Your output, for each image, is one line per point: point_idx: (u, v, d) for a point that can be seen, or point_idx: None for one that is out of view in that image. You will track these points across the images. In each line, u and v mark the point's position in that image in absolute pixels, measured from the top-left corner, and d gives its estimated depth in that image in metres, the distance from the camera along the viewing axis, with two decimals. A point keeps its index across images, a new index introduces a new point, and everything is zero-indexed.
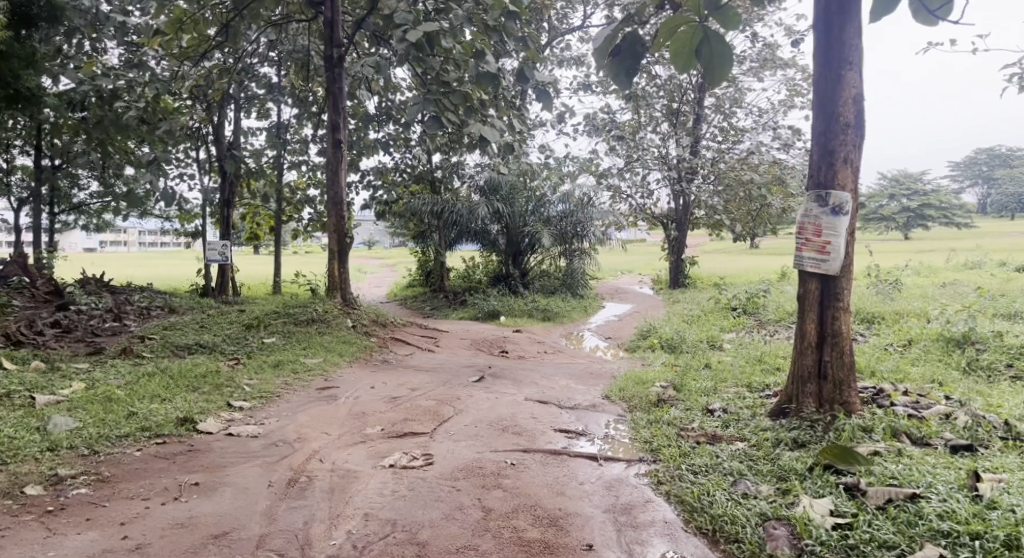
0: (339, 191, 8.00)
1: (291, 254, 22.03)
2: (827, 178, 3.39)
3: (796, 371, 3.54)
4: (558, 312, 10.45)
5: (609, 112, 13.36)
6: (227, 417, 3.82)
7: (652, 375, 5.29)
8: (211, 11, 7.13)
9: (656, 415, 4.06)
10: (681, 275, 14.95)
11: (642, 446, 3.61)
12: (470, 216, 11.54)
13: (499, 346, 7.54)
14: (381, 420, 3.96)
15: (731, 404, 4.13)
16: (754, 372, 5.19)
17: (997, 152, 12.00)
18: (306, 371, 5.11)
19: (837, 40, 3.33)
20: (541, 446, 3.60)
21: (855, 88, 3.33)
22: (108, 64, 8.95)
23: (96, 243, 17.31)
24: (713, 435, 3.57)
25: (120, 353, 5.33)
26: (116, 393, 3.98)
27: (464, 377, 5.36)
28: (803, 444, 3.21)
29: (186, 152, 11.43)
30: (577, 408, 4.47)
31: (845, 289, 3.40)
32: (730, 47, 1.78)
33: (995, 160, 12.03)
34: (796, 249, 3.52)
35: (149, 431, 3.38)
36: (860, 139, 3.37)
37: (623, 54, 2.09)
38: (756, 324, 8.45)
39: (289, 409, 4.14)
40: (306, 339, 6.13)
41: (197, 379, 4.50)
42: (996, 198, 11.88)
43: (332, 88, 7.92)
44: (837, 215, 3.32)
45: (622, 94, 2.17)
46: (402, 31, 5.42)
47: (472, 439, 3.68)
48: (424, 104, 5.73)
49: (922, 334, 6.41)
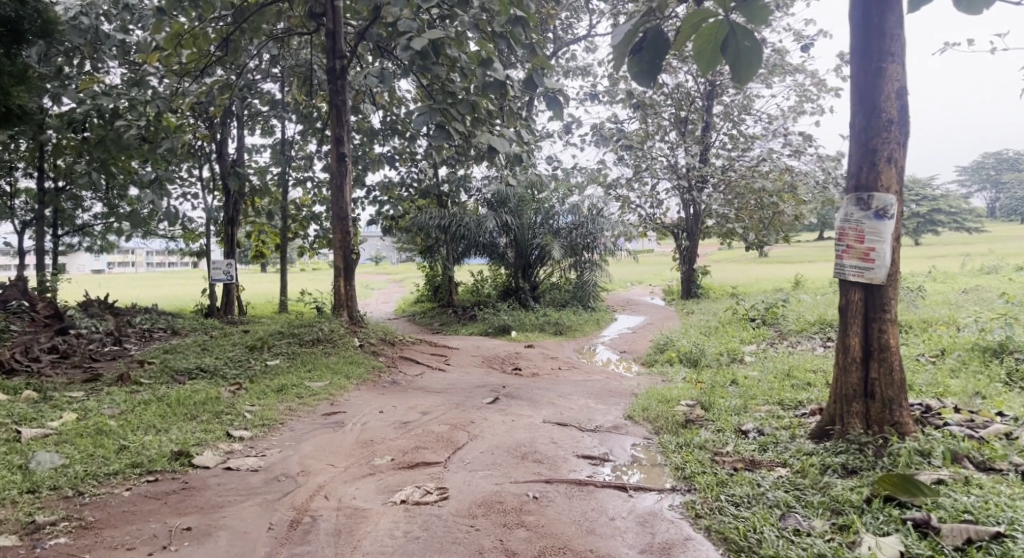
0: (343, 206, 7.77)
1: (299, 271, 21.98)
2: (869, 178, 3.12)
3: (840, 388, 3.25)
4: (570, 326, 10.19)
5: (616, 122, 13.14)
6: (226, 448, 3.57)
7: (675, 393, 4.99)
8: (211, 25, 7.00)
9: (686, 437, 3.78)
10: (693, 285, 14.63)
11: (674, 473, 3.32)
12: (478, 230, 11.33)
13: (512, 363, 7.26)
14: (390, 448, 3.69)
15: (765, 425, 3.85)
16: (784, 388, 4.88)
17: (1004, 157, 11.73)
18: (310, 395, 4.86)
19: (877, 29, 3.08)
20: (565, 475, 3.32)
21: (899, 81, 3.07)
22: (109, 83, 8.85)
23: (103, 264, 17.27)
24: (750, 460, 3.28)
25: (117, 381, 5.11)
26: (108, 425, 3.75)
27: (477, 398, 5.09)
28: (854, 471, 2.93)
29: (189, 171, 11.30)
30: (598, 431, 4.19)
31: (892, 299, 3.11)
32: (759, 43, 1.95)
33: (1003, 164, 11.80)
34: (836, 257, 3.23)
35: (139, 467, 3.13)
36: (906, 136, 3.10)
37: (645, 51, 2.08)
38: (778, 335, 8.16)
39: (293, 438, 3.88)
40: (312, 361, 5.89)
41: (195, 407, 4.26)
42: (1005, 201, 11.40)
43: (334, 101, 7.70)
44: (881, 219, 3.05)
45: (640, 87, 2.19)
46: (405, 40, 5.30)
47: (489, 468, 3.40)
48: (430, 115, 5.53)
49: (957, 343, 6.08)
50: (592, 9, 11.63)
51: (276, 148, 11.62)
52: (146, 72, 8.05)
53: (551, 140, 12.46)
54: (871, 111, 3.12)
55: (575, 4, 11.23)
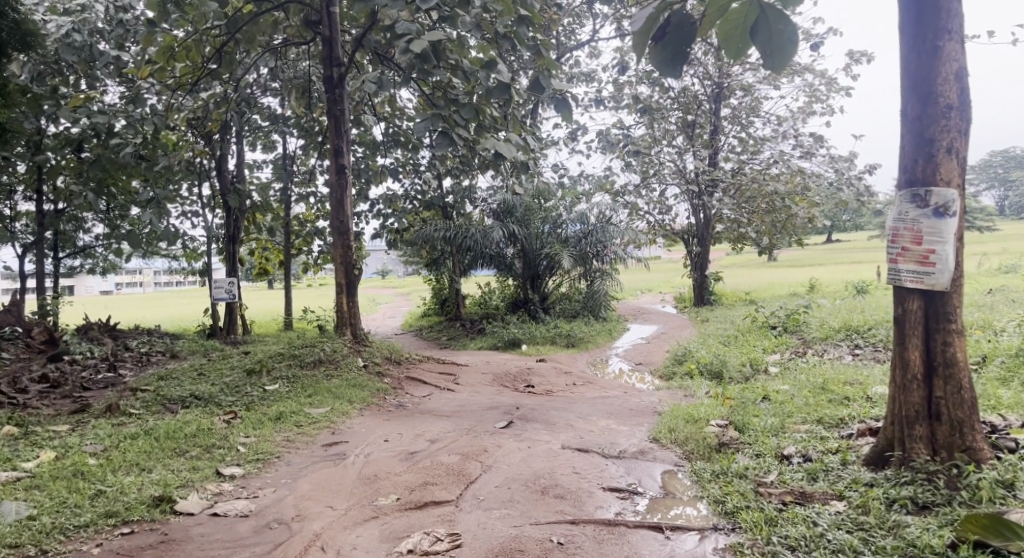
0: (344, 220, 7.43)
1: (305, 288, 21.72)
2: (925, 172, 2.77)
3: (900, 409, 2.86)
4: (582, 337, 9.81)
5: (623, 128, 12.81)
6: (214, 490, 3.30)
7: (702, 411, 4.61)
8: (204, 36, 6.76)
9: (722, 464, 3.41)
10: (706, 291, 14.23)
11: (713, 508, 2.95)
12: (484, 241, 10.94)
13: (524, 380, 6.89)
14: (397, 484, 3.36)
15: (809, 448, 3.48)
16: (821, 405, 4.49)
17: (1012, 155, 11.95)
18: (310, 423, 4.55)
19: (931, 4, 2.72)
20: (592, 514, 2.96)
21: (957, 60, 2.71)
22: (105, 102, 8.63)
23: (110, 285, 17.08)
24: (800, 492, 2.90)
25: (105, 412, 4.83)
26: (87, 466, 3.54)
27: (488, 422, 4.73)
28: (926, 507, 2.56)
29: (189, 189, 11.07)
30: (623, 457, 3.83)
31: (957, 308, 2.75)
32: (795, 24, 1.63)
33: (1011, 162, 11.97)
34: (890, 261, 2.88)
35: (114, 517, 2.90)
36: (967, 123, 2.74)
37: (671, 36, 1.75)
38: (802, 344, 7.79)
39: (289, 475, 3.57)
40: (312, 384, 5.57)
41: (185, 441, 4.03)
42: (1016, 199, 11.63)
43: (333, 111, 7.40)
44: (942, 218, 2.70)
45: (666, 79, 1.84)
46: (404, 42, 4.96)
47: (506, 507, 3.06)
48: (432, 120, 5.21)
49: (999, 348, 5.69)
50: (596, 13, 11.42)
51: (278, 164, 11.42)
52: (141, 88, 7.77)
53: (556, 147, 12.23)
54: (927, 96, 2.76)
55: (577, 9, 11.00)
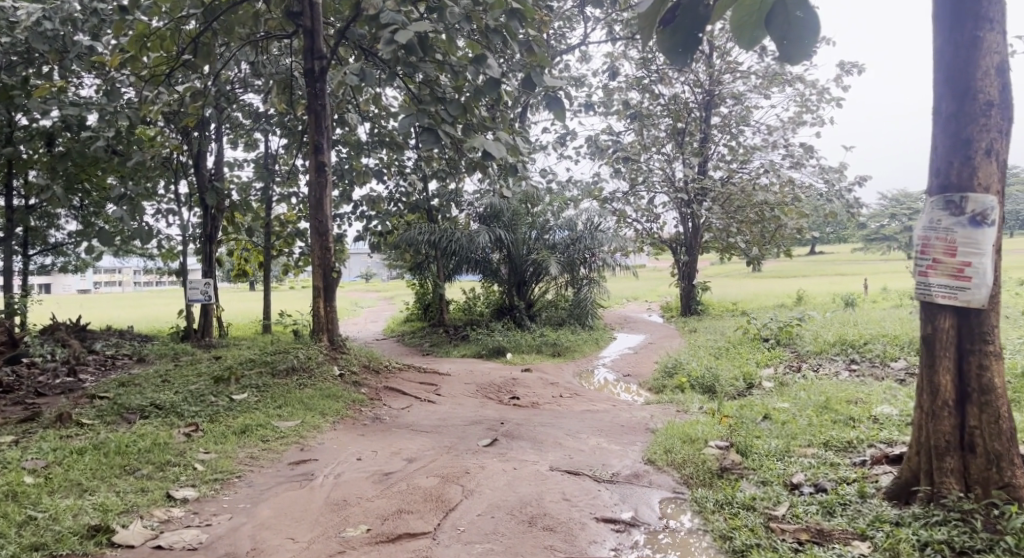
0: (323, 221, 7.03)
1: (288, 289, 21.24)
2: (961, 176, 2.51)
3: (927, 439, 2.60)
4: (568, 346, 9.52)
5: (613, 134, 12.58)
6: (162, 516, 2.94)
7: (700, 430, 4.31)
8: (179, 25, 6.32)
9: (726, 492, 3.11)
10: (693, 301, 14.04)
11: (720, 546, 2.65)
12: (470, 246, 10.60)
13: (509, 391, 6.57)
14: (368, 512, 3.02)
15: (820, 477, 3.19)
16: (826, 426, 4.21)
17: None
18: (277, 438, 4.19)
19: None
20: (585, 551, 2.65)
21: (999, 53, 2.44)
22: (76, 95, 8.21)
23: (87, 284, 16.51)
24: (818, 530, 2.60)
25: (55, 421, 4.44)
26: (22, 485, 3.16)
27: (471, 440, 4.39)
28: (963, 553, 2.28)
29: (165, 186, 10.63)
30: (616, 482, 3.52)
31: (993, 327, 2.49)
32: (814, 10, 1.44)
33: None
34: (919, 274, 2.61)
35: (40, 551, 2.55)
36: (1008, 124, 2.47)
37: (682, 19, 1.55)
38: (795, 357, 7.56)
39: (248, 499, 3.22)
40: (283, 394, 5.20)
41: (138, 457, 3.66)
42: None
43: (314, 106, 7.04)
44: (980, 227, 2.43)
45: (679, 71, 1.66)
46: (388, 32, 4.45)
47: (488, 541, 2.73)
48: (418, 115, 4.82)
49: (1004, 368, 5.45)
50: (588, 17, 11.19)
51: (259, 163, 10.99)
52: (114, 80, 7.32)
53: (545, 152, 12.00)
54: (964, 92, 2.49)
55: (568, 12, 10.78)
